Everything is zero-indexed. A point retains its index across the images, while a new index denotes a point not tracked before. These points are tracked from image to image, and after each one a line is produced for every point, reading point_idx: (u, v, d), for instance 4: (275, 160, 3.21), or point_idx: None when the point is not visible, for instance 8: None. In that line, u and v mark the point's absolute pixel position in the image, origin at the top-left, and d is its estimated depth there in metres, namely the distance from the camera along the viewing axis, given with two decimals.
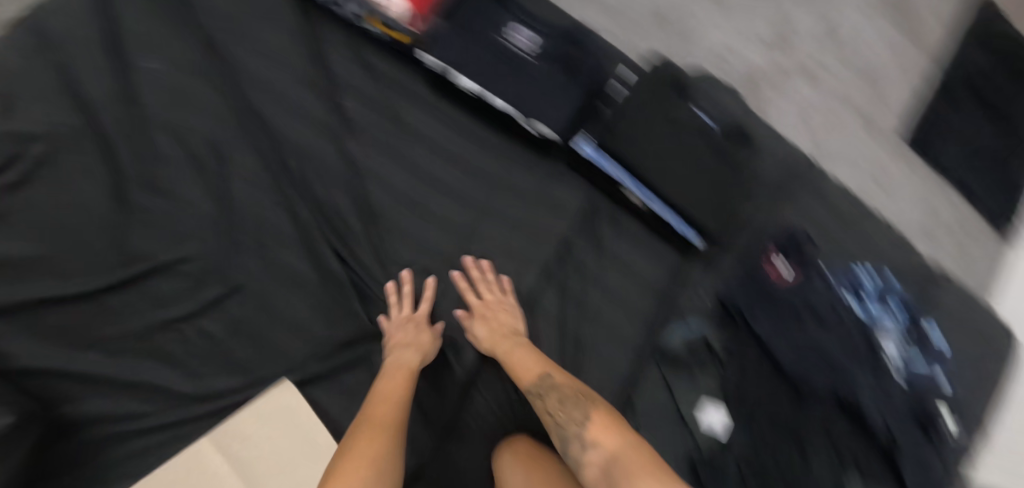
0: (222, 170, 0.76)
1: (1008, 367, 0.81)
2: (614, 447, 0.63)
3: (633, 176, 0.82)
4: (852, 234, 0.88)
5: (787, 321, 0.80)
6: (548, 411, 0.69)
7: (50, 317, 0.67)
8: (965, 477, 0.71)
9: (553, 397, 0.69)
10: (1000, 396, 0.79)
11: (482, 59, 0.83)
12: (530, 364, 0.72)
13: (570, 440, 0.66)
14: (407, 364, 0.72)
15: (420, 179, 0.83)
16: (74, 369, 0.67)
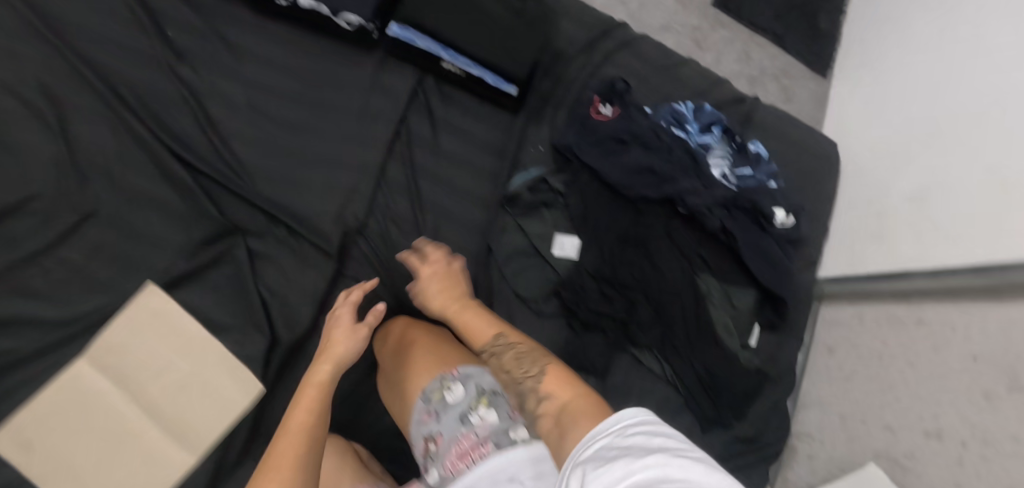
0: (58, 114, 0.79)
1: (823, 167, 1.03)
2: (558, 397, 0.62)
3: (444, 46, 0.86)
4: (664, 77, 0.99)
5: (613, 149, 0.90)
6: (503, 367, 0.69)
7: None
8: (783, 251, 0.94)
9: (508, 353, 0.69)
10: (827, 190, 1.02)
11: None
12: (478, 330, 0.73)
13: (526, 393, 0.65)
14: (324, 377, 0.70)
15: (248, 86, 0.85)
16: None
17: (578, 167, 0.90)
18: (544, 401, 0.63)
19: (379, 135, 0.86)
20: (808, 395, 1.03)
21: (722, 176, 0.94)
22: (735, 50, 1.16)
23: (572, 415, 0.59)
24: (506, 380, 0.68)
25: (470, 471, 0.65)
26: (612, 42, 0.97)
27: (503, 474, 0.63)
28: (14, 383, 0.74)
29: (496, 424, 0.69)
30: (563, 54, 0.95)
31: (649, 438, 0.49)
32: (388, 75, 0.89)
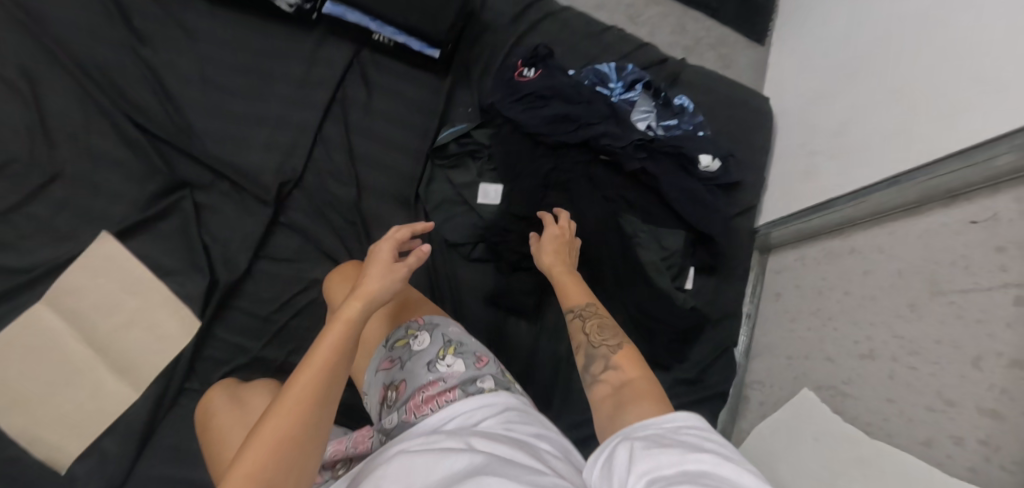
0: (33, 89, 0.88)
1: (750, 117, 1.10)
2: (627, 370, 0.65)
3: (372, 18, 0.94)
4: (593, 40, 1.07)
5: (532, 102, 0.94)
6: (585, 330, 0.71)
7: None
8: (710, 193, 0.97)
9: (592, 320, 0.71)
10: (750, 139, 1.09)
11: None
12: (574, 293, 0.75)
13: (596, 357, 0.67)
14: (355, 316, 0.62)
15: (200, 60, 0.94)
16: None
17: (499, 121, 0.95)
18: (610, 369, 0.66)
19: (317, 99, 0.94)
20: (760, 342, 1.02)
21: (646, 128, 0.99)
22: (669, 25, 1.25)
23: (638, 393, 0.61)
24: (580, 342, 0.71)
25: (436, 412, 0.68)
26: (536, 14, 1.04)
27: (471, 417, 0.66)
28: None
29: (464, 373, 0.73)
30: (490, 25, 1.02)
31: (701, 442, 0.53)
32: (325, 46, 0.97)
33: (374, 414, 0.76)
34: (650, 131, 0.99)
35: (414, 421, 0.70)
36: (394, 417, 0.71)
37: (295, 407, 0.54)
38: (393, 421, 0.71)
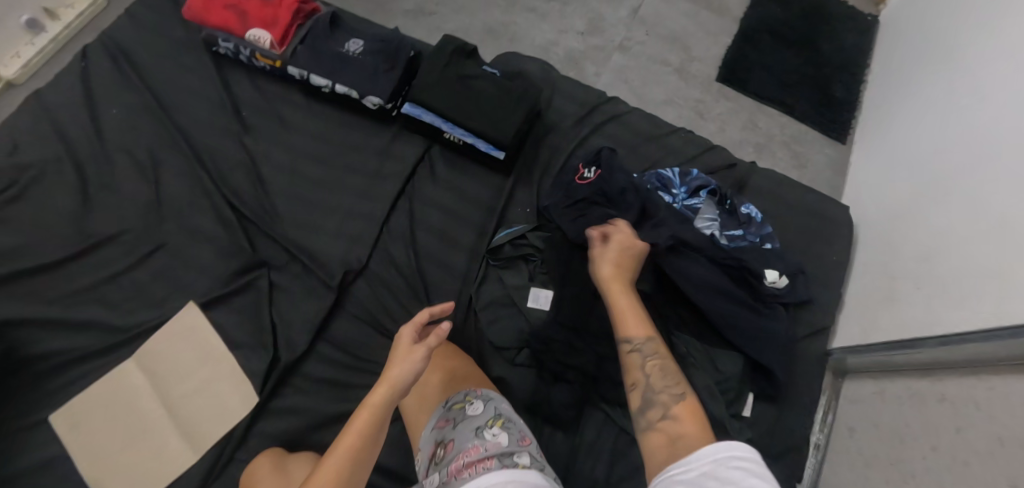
0: (155, 172, 1.03)
1: (824, 228, 1.07)
2: (686, 426, 0.67)
3: (445, 120, 1.00)
4: (657, 145, 1.09)
5: (588, 208, 0.96)
6: (644, 367, 0.75)
7: (35, 281, 0.94)
8: (774, 312, 0.95)
9: (654, 362, 0.75)
10: (823, 252, 1.05)
11: (321, 60, 1.06)
12: (637, 323, 0.77)
13: (656, 404, 0.71)
14: (379, 404, 0.67)
15: (291, 152, 1.05)
16: (38, 317, 0.91)
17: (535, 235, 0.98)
18: (666, 420, 0.69)
19: (385, 192, 1.02)
20: (829, 481, 0.93)
21: (710, 236, 0.98)
22: (740, 121, 1.24)
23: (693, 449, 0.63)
24: (638, 380, 0.74)
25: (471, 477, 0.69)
26: (599, 117, 1.10)
27: None
28: (72, 379, 0.89)
29: (505, 445, 0.74)
30: (553, 128, 1.08)
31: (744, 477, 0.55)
32: (399, 143, 1.06)
33: (421, 470, 0.78)
34: (713, 239, 0.98)
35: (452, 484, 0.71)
36: (436, 478, 0.73)
37: None
38: (434, 480, 0.73)
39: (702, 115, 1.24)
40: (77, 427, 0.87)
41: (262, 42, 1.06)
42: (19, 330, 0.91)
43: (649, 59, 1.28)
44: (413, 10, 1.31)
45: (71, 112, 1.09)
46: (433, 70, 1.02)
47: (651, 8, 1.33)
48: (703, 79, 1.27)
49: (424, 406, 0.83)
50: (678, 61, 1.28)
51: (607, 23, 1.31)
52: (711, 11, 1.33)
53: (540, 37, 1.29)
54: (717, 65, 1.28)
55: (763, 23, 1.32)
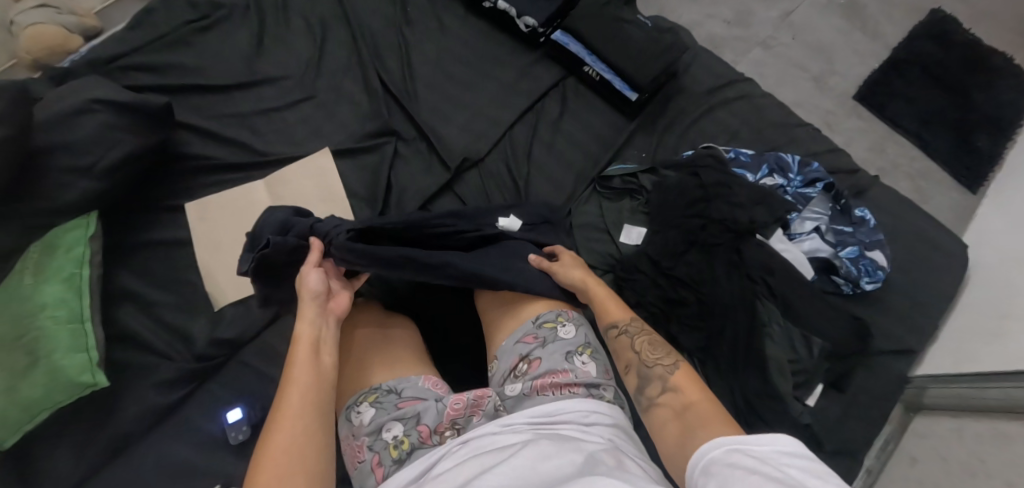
0: (320, 37, 1.17)
1: (937, 258, 1.02)
2: (688, 392, 0.70)
3: (590, 52, 1.07)
4: (783, 133, 1.09)
5: (698, 168, 1.00)
6: (635, 347, 0.78)
7: (210, 99, 1.13)
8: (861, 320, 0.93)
9: (640, 337, 0.79)
10: (928, 281, 1.00)
11: None
12: (618, 310, 0.82)
13: (653, 378, 0.73)
14: (309, 335, 0.71)
15: (440, 52, 1.15)
16: (200, 125, 1.08)
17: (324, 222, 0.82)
18: (667, 392, 0.71)
19: (515, 105, 1.08)
20: None
21: (815, 228, 0.99)
22: (869, 141, 1.21)
23: (708, 417, 0.65)
24: (631, 359, 0.77)
25: (557, 399, 0.71)
26: (732, 93, 1.11)
27: (583, 416, 0.68)
28: (212, 181, 1.05)
29: (593, 375, 0.74)
30: (686, 90, 1.10)
31: (806, 476, 0.51)
32: (539, 67, 1.12)
33: (497, 378, 0.78)
34: (817, 232, 0.98)
35: (535, 400, 0.72)
36: (518, 387, 0.74)
37: (290, 421, 0.64)
38: (517, 391, 0.74)
39: (831, 126, 1.22)
40: (201, 218, 1.01)
41: None
42: (183, 129, 1.08)
43: (790, 61, 1.28)
44: None
45: None
46: (595, 6, 1.07)
47: (805, 15, 1.33)
48: (839, 92, 1.25)
49: (512, 310, 0.83)
50: (818, 70, 1.27)
51: (756, 18, 1.32)
52: (866, 33, 1.32)
53: (689, 15, 1.30)
54: (858, 82, 1.26)
55: (915, 57, 1.30)
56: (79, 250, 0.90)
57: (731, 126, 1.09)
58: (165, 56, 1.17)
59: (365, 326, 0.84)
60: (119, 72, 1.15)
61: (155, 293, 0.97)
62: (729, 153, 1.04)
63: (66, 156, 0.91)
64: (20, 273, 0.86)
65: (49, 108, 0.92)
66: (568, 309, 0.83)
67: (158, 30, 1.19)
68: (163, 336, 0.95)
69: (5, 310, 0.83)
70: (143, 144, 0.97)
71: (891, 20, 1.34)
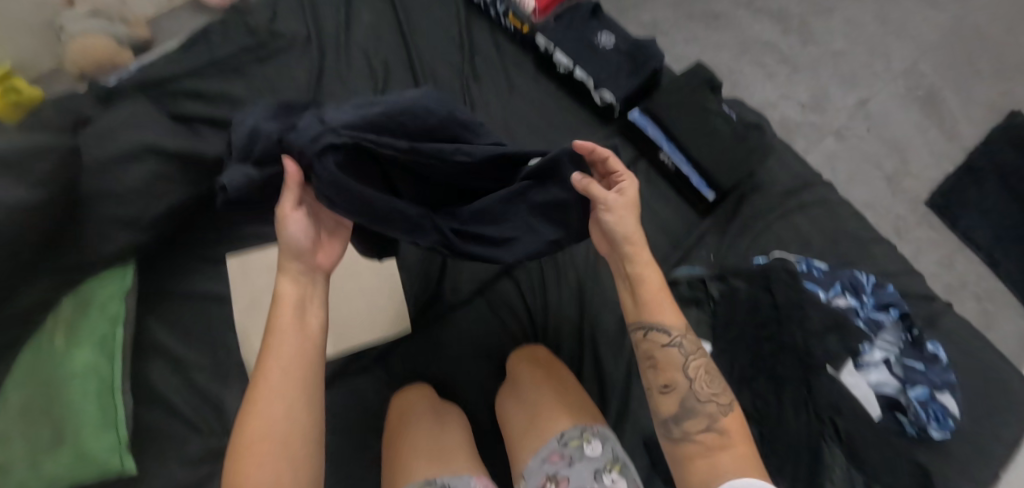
0: (381, 83, 1.12)
1: (1007, 402, 0.95)
2: (733, 437, 0.70)
3: (669, 140, 1.01)
4: (857, 246, 1.04)
5: (768, 283, 0.95)
6: (685, 368, 0.73)
7: None
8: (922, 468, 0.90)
9: (695, 360, 0.74)
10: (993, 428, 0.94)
11: (571, 40, 1.08)
12: (675, 316, 0.74)
13: (700, 414, 0.71)
14: (291, 297, 0.69)
15: (507, 113, 1.09)
16: None
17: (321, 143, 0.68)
18: (710, 432, 0.70)
19: None
20: None
21: (883, 360, 0.93)
22: (937, 254, 1.15)
23: (737, 464, 0.68)
24: (675, 381, 0.73)
25: None
26: (809, 196, 1.06)
27: None
28: (253, 231, 0.98)
29: None
30: (761, 188, 1.05)
31: None
32: (611, 144, 1.07)
33: None
34: (886, 363, 0.93)
35: None
36: None
37: (279, 403, 0.64)
38: None
39: (899, 233, 1.16)
40: (246, 275, 0.95)
41: (525, 5, 1.10)
42: None
43: (863, 154, 1.21)
44: (648, 23, 1.31)
45: (328, 6, 1.19)
46: (681, 93, 1.02)
47: (881, 104, 1.27)
48: (911, 196, 1.19)
49: (538, 411, 0.80)
50: (891, 168, 1.21)
51: (832, 103, 1.25)
52: (945, 133, 1.26)
53: (762, 94, 1.25)
54: (931, 187, 1.20)
55: (992, 163, 1.23)
56: (114, 305, 0.85)
57: (805, 233, 1.04)
58: (216, 84, 1.11)
59: (420, 410, 0.83)
60: (168, 96, 1.10)
61: (187, 350, 0.92)
62: (801, 266, 0.99)
63: (110, 204, 0.85)
64: (52, 331, 0.82)
65: (97, 150, 0.87)
66: (594, 422, 0.78)
67: (212, 55, 1.13)
68: (193, 402, 0.89)
69: (37, 375, 0.79)
70: (185, 194, 0.91)
71: (971, 120, 1.28)
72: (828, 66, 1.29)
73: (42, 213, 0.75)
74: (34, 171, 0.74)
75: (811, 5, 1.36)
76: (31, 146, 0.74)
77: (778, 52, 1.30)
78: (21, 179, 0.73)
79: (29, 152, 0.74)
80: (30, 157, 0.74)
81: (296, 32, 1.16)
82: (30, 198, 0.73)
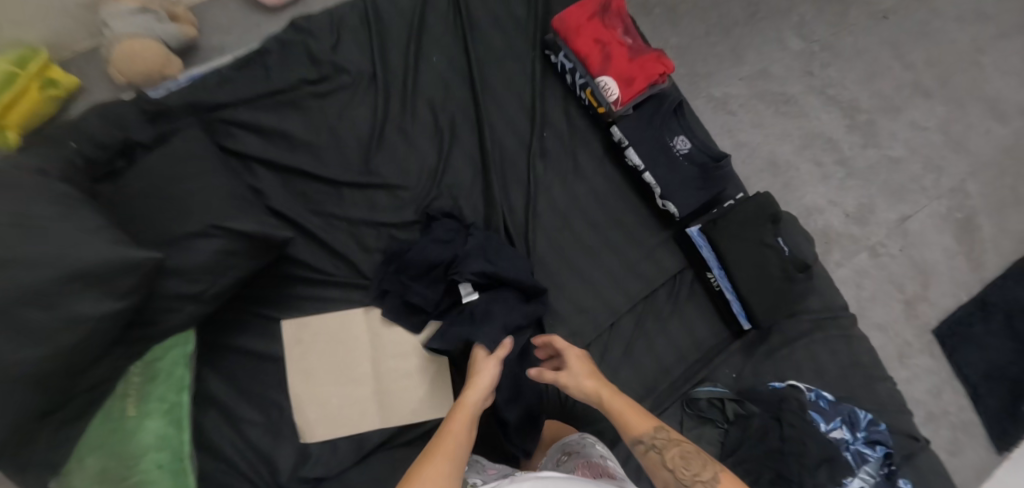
0: (447, 144, 1.10)
1: None
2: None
3: (722, 267, 1.07)
4: (864, 382, 1.13)
5: (771, 405, 1.06)
6: (666, 463, 0.75)
7: (319, 190, 1.06)
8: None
9: (670, 452, 0.75)
10: None
11: (650, 143, 1.08)
12: (639, 420, 0.77)
13: None
14: (468, 409, 0.76)
15: (571, 202, 1.11)
16: (310, 226, 1.02)
17: (478, 236, 1.02)
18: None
19: (633, 291, 1.09)
20: None
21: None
22: (929, 382, 1.26)
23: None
24: (667, 477, 0.74)
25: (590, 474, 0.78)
26: (833, 327, 1.14)
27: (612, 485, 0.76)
28: (310, 295, 1.02)
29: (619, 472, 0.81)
30: (793, 313, 1.13)
31: None
32: (663, 250, 1.12)
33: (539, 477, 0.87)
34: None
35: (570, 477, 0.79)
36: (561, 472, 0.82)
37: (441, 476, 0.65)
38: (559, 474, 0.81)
39: (902, 358, 1.25)
40: (303, 341, 1.01)
41: (608, 92, 1.07)
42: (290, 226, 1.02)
43: (889, 275, 1.27)
44: (718, 98, 1.27)
45: (396, 39, 1.12)
46: (744, 222, 1.06)
47: (919, 222, 1.30)
48: (921, 323, 1.27)
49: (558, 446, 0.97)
50: (911, 292, 1.27)
51: (875, 216, 1.28)
52: (969, 264, 1.30)
53: (812, 199, 1.27)
54: (942, 315, 1.28)
55: (1003, 299, 1.29)
56: (180, 371, 0.91)
57: (821, 363, 1.12)
58: (274, 119, 1.06)
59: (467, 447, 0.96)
60: (220, 125, 1.04)
61: (242, 406, 0.98)
62: (811, 394, 1.08)
63: (175, 282, 0.87)
64: (122, 400, 0.87)
65: (166, 227, 0.88)
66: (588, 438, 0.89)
67: (271, 86, 1.06)
68: (248, 457, 0.97)
69: (110, 442, 0.85)
70: (250, 268, 0.94)
71: (998, 249, 1.32)
72: (880, 176, 1.30)
73: (124, 318, 0.79)
74: (121, 285, 0.77)
75: (881, 101, 1.33)
76: (121, 262, 0.76)
77: (837, 151, 1.29)
78: (111, 292, 0.76)
79: (119, 268, 0.76)
80: (118, 272, 0.76)
81: (360, 68, 1.10)
82: (117, 310, 0.77)
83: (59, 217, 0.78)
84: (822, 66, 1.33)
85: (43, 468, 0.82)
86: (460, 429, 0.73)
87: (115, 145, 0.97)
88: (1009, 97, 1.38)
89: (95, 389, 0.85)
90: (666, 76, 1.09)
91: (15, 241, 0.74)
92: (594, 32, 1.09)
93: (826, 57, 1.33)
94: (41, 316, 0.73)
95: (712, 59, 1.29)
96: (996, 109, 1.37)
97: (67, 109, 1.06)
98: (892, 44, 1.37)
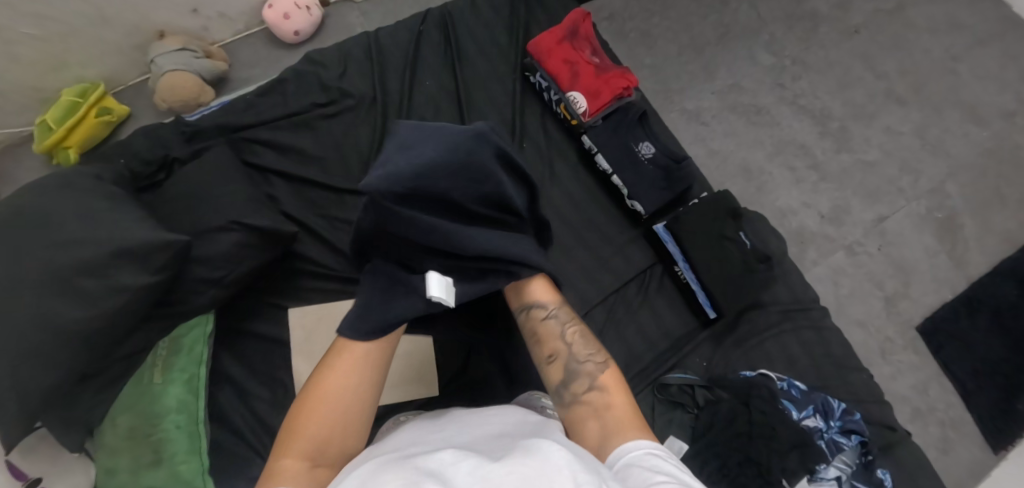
0: None
1: None
2: (612, 394, 0.78)
3: (686, 259, 1.16)
4: (836, 371, 1.16)
5: (748, 395, 1.08)
6: (564, 336, 0.85)
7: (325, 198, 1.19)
8: None
9: (570, 327, 0.86)
10: None
11: (619, 152, 1.21)
12: (545, 291, 0.89)
13: (581, 376, 0.81)
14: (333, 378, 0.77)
15: (549, 205, 1.22)
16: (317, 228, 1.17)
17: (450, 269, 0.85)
18: (593, 390, 0.79)
19: (604, 283, 1.18)
20: None
21: (836, 476, 1.03)
22: (914, 378, 1.26)
23: (620, 422, 0.74)
24: (558, 350, 0.84)
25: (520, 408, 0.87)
26: (803, 319, 1.19)
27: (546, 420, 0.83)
28: (316, 288, 1.16)
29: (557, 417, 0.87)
30: (761, 306, 1.19)
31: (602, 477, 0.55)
32: (634, 247, 1.21)
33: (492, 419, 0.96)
34: (837, 480, 1.02)
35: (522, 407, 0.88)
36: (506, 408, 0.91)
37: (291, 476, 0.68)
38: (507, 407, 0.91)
39: (883, 354, 1.27)
40: (308, 325, 1.13)
41: (577, 105, 1.22)
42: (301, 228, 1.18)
43: (867, 273, 1.31)
44: (691, 111, 1.38)
45: (394, 67, 1.29)
46: (706, 218, 1.17)
47: (897, 222, 1.34)
48: (903, 320, 1.29)
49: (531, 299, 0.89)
50: (891, 290, 1.30)
51: (851, 217, 1.34)
52: (953, 261, 1.32)
53: (784, 201, 1.34)
54: (925, 312, 1.30)
55: (990, 296, 1.29)
56: (199, 347, 1.05)
57: (792, 353, 1.16)
58: (288, 137, 1.22)
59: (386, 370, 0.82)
60: (243, 142, 1.21)
61: (252, 384, 1.11)
62: (782, 383, 1.10)
63: (202, 269, 1.03)
64: (152, 368, 1.02)
65: (195, 222, 1.05)
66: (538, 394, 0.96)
67: (287, 108, 1.23)
68: (252, 427, 1.09)
69: (139, 404, 1.00)
70: (259, 260, 1.08)
71: (983, 248, 1.33)
72: (855, 179, 1.36)
73: (156, 291, 0.95)
74: (156, 262, 0.94)
75: (853, 108, 1.40)
76: (155, 243, 0.94)
77: (809, 156, 1.37)
78: (146, 269, 0.94)
79: (153, 248, 0.94)
80: (154, 250, 0.94)
81: (360, 91, 1.26)
82: (151, 283, 0.94)
83: (113, 209, 0.98)
84: (793, 79, 1.42)
85: (81, 425, 0.97)
86: (326, 400, 0.75)
87: (157, 160, 1.16)
88: (990, 100, 1.41)
89: (128, 359, 1.00)
90: (631, 89, 1.23)
91: (79, 228, 0.94)
92: (563, 54, 1.24)
93: (796, 70, 1.42)
94: (95, 284, 0.91)
95: (685, 76, 1.40)
96: (976, 112, 1.40)
97: (118, 133, 1.29)
98: (864, 55, 1.44)
